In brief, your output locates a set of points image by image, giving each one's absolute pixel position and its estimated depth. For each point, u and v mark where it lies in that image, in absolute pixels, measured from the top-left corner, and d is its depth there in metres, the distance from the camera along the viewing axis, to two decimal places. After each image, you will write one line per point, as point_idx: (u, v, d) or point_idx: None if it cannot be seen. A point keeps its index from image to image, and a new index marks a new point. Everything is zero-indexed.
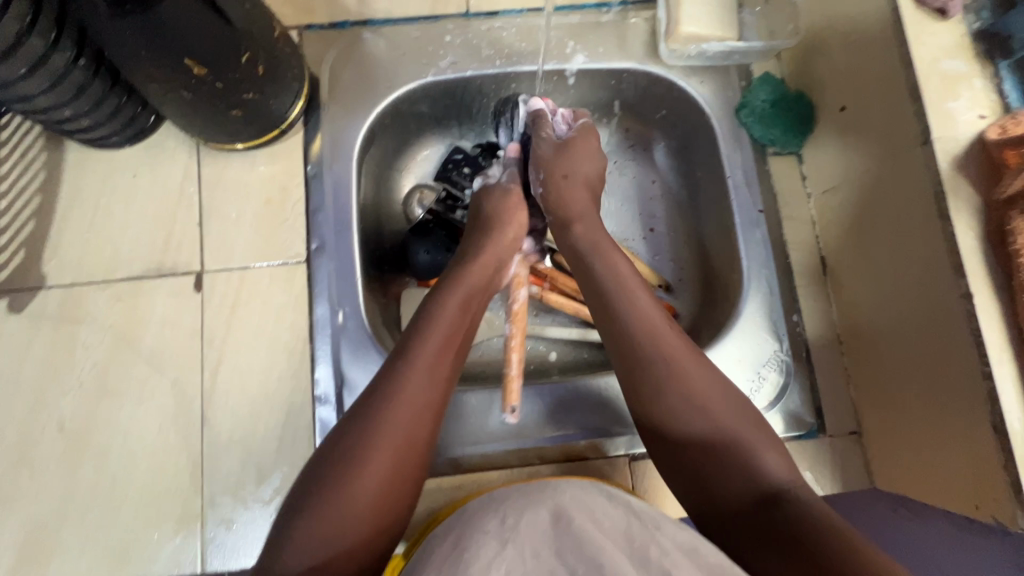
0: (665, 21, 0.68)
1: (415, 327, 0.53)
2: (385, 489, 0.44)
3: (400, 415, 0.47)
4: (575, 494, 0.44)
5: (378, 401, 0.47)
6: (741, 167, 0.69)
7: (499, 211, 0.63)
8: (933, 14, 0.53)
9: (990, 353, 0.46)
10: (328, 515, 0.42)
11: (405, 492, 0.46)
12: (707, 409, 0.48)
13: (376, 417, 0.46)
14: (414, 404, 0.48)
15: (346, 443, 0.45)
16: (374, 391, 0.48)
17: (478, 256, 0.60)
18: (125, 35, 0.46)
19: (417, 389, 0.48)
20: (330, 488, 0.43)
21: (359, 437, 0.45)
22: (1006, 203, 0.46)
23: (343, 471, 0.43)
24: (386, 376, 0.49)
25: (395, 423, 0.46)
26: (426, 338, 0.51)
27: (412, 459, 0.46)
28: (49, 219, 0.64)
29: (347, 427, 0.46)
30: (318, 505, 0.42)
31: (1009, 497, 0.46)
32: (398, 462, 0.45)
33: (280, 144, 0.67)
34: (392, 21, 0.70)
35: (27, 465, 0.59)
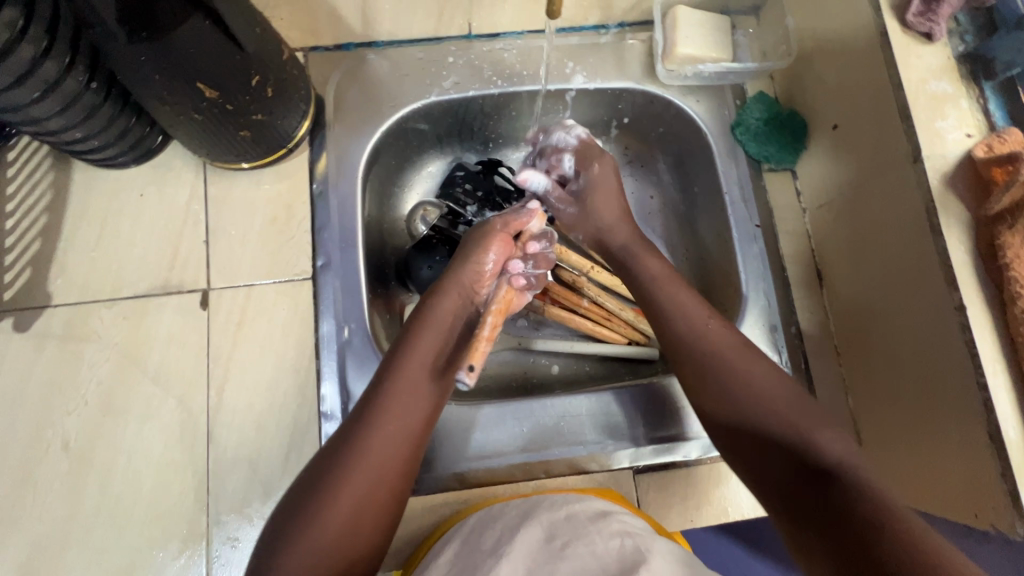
0: (661, 43, 0.70)
1: (388, 360, 0.55)
2: (347, 525, 0.46)
3: (364, 455, 0.49)
4: (571, 511, 0.53)
5: (345, 439, 0.49)
6: (737, 183, 0.71)
7: (472, 237, 0.62)
8: (920, 37, 0.56)
9: (984, 364, 0.48)
10: (298, 550, 0.45)
11: (373, 527, 0.48)
12: (728, 366, 0.54)
13: (342, 457, 0.48)
14: (377, 444, 0.49)
15: (323, 475, 0.48)
16: (345, 430, 0.50)
17: (446, 284, 0.59)
18: (139, 59, 0.47)
19: (381, 432, 0.50)
20: (298, 525, 0.46)
21: (326, 477, 0.48)
22: (994, 219, 0.49)
23: (311, 505, 0.46)
24: (361, 412, 0.51)
25: (359, 464, 0.48)
26: (397, 374, 0.53)
27: (378, 492, 0.48)
28: (56, 237, 0.64)
29: (319, 462, 0.49)
30: (294, 538, 0.45)
31: (1008, 505, 0.47)
32: (365, 493, 0.48)
33: (286, 164, 0.67)
34: (397, 42, 0.72)
35: (30, 485, 0.58)
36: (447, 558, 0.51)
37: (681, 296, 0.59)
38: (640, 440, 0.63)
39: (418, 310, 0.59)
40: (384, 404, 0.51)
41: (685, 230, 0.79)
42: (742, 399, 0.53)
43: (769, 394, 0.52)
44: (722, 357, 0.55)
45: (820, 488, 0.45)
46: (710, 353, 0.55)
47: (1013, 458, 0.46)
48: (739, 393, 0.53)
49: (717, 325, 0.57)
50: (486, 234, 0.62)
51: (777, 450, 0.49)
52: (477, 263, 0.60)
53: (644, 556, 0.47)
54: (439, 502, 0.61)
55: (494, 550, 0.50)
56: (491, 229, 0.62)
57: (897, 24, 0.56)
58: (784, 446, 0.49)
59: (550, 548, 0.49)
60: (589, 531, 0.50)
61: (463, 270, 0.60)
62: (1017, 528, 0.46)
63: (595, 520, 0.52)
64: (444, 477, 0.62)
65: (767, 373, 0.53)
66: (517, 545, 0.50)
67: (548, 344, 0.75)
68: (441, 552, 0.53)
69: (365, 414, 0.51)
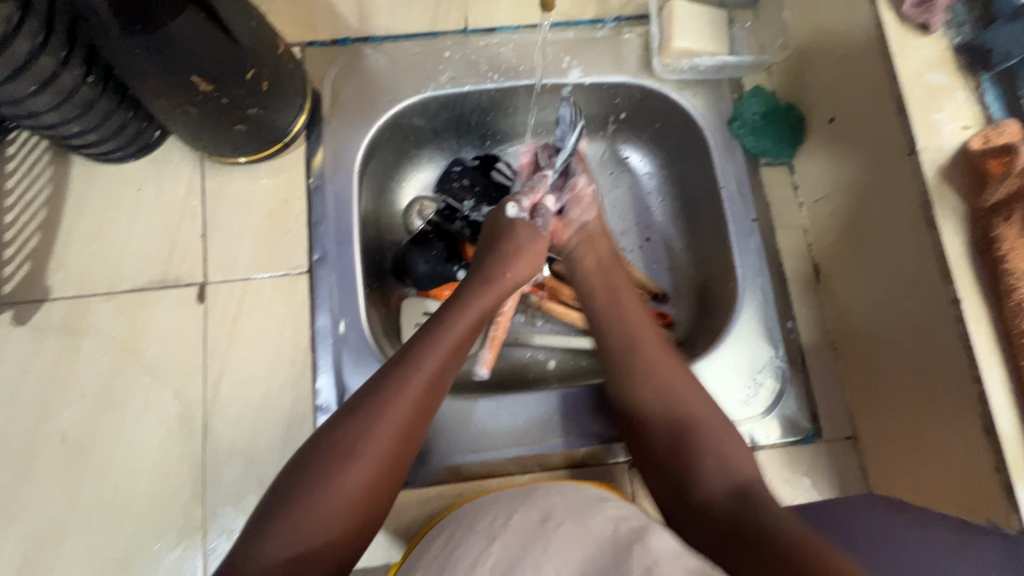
0: (658, 36, 0.70)
1: (423, 340, 0.55)
2: (362, 496, 0.47)
3: (394, 429, 0.49)
4: (565, 495, 0.53)
5: (374, 411, 0.49)
6: (734, 177, 0.71)
7: (513, 235, 0.64)
8: (916, 29, 0.55)
9: (979, 356, 0.48)
10: (311, 507, 0.45)
11: (381, 501, 0.49)
12: (634, 333, 0.63)
13: (370, 428, 0.49)
14: (408, 422, 0.50)
15: (339, 451, 0.47)
16: (374, 400, 0.50)
17: (484, 280, 0.61)
18: (134, 52, 0.47)
19: (415, 410, 0.51)
20: (309, 495, 0.46)
21: (351, 449, 0.48)
22: (990, 211, 0.48)
23: (332, 474, 0.47)
24: (395, 377, 0.52)
25: (387, 439, 0.49)
26: (434, 356, 0.54)
27: (395, 468, 0.50)
28: (54, 232, 0.65)
29: (341, 431, 0.49)
30: (308, 493, 0.46)
31: (1003, 497, 0.46)
32: (387, 467, 0.49)
33: (283, 159, 0.68)
34: (393, 38, 0.72)
35: (29, 477, 0.59)
36: (438, 543, 0.52)
37: (611, 272, 0.68)
38: None
39: (467, 288, 0.61)
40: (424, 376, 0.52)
41: (682, 225, 0.79)
42: (636, 352, 0.62)
43: (646, 352, 0.61)
44: (630, 325, 0.64)
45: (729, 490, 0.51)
46: (624, 317, 0.65)
47: (1007, 450, 0.46)
48: (629, 351, 0.62)
49: (624, 292, 0.67)
50: (529, 241, 0.65)
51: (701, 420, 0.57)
52: (513, 266, 0.63)
53: (639, 537, 0.48)
54: (434, 495, 0.61)
55: (484, 534, 0.49)
56: (534, 237, 0.65)
57: (893, 16, 0.56)
58: (686, 417, 0.57)
59: (542, 529, 0.49)
60: (586, 514, 0.50)
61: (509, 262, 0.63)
62: (1013, 520, 0.46)
63: (590, 505, 0.52)
64: (439, 470, 0.62)
65: (658, 338, 0.63)
66: (510, 527, 0.49)
67: (544, 339, 0.75)
68: (433, 539, 0.53)
69: (398, 389, 0.51)
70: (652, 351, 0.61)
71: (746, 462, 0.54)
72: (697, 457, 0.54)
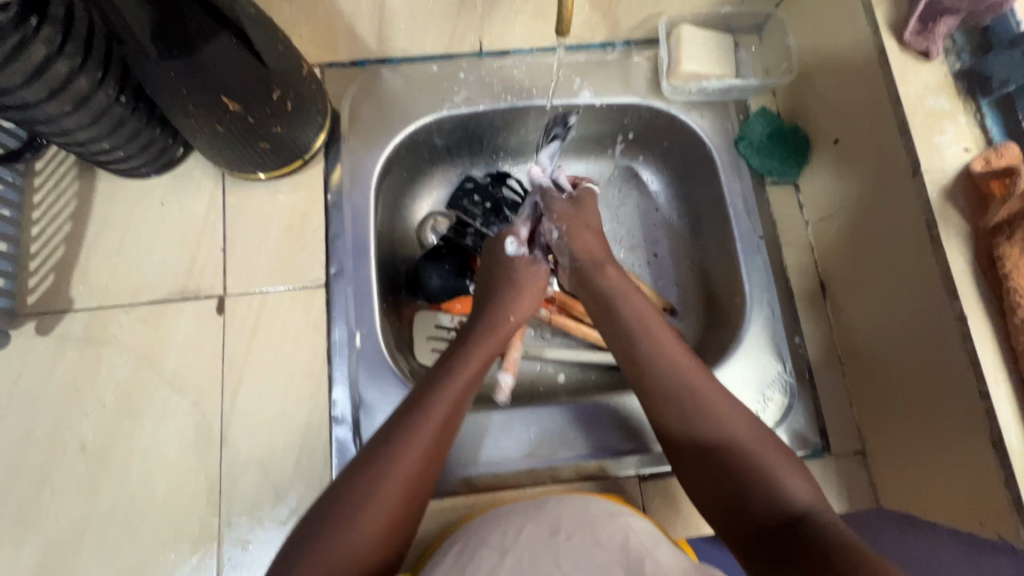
0: (666, 60, 0.72)
1: (422, 391, 0.56)
2: (372, 553, 0.46)
3: (398, 482, 0.50)
4: (574, 508, 0.54)
5: (378, 465, 0.50)
6: (741, 196, 0.72)
7: (503, 276, 0.67)
8: (917, 56, 0.58)
9: (986, 373, 0.49)
10: (306, 575, 0.44)
11: (390, 561, 0.48)
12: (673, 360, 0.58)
13: (372, 481, 0.49)
14: (411, 473, 0.50)
15: (334, 510, 0.47)
16: (376, 454, 0.51)
17: (484, 323, 0.64)
18: (169, 74, 0.50)
19: (418, 461, 0.51)
20: (315, 550, 0.45)
21: (354, 502, 0.48)
22: (993, 231, 0.50)
23: (337, 528, 0.46)
24: (394, 427, 0.53)
25: (390, 493, 0.49)
26: (432, 406, 0.54)
27: (399, 527, 0.49)
28: (79, 245, 0.67)
29: (349, 486, 0.49)
30: (307, 559, 0.45)
31: (1012, 512, 0.47)
32: (388, 524, 0.48)
33: (302, 174, 0.70)
34: (410, 59, 0.75)
35: (47, 486, 0.60)
36: (452, 556, 0.52)
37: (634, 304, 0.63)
38: (644, 448, 0.64)
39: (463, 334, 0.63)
40: (423, 420, 0.53)
41: (690, 242, 0.81)
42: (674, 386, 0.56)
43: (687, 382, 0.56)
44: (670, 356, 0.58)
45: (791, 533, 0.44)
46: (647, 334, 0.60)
47: (1015, 465, 0.47)
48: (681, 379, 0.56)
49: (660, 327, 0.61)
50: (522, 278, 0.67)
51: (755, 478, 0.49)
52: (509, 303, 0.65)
53: (648, 552, 0.48)
54: (447, 508, 0.62)
55: (498, 547, 0.50)
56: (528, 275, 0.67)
57: (895, 43, 0.58)
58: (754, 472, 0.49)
59: (554, 539, 0.50)
60: (595, 527, 0.51)
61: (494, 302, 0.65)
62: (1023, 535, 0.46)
63: (599, 517, 0.53)
64: (452, 482, 0.63)
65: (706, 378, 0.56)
66: (521, 538, 0.50)
67: (553, 353, 0.77)
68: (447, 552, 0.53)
69: (398, 443, 0.52)
70: (696, 377, 0.56)
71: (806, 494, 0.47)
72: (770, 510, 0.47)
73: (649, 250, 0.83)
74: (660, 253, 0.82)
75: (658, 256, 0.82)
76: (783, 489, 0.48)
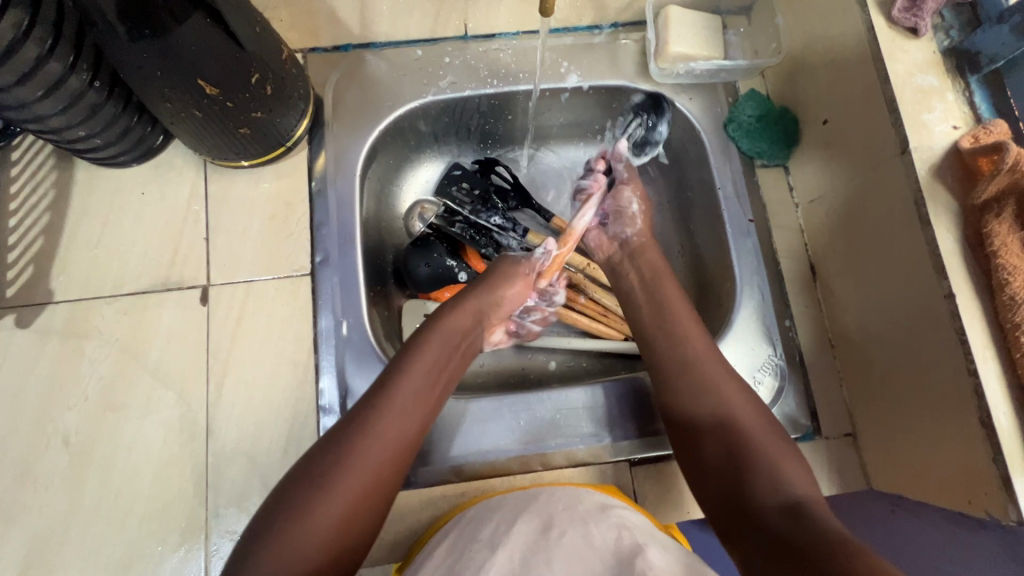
0: (654, 41, 0.71)
1: (400, 361, 0.57)
2: (346, 521, 0.47)
3: (374, 448, 0.50)
4: (566, 503, 0.54)
5: (356, 428, 0.51)
6: (731, 179, 0.72)
7: (498, 268, 0.67)
8: (905, 33, 0.57)
9: (974, 351, 0.49)
10: (286, 538, 0.45)
11: (362, 532, 0.48)
12: (700, 360, 0.59)
13: (352, 446, 0.50)
14: (388, 440, 0.52)
15: (316, 474, 0.48)
16: (355, 418, 0.52)
17: (464, 302, 0.64)
18: (142, 57, 0.49)
19: (390, 428, 0.52)
20: (293, 513, 0.46)
21: (333, 465, 0.49)
22: (981, 208, 0.50)
23: (314, 490, 0.47)
24: (371, 405, 0.53)
25: (367, 460, 0.50)
26: (409, 380, 0.55)
27: (374, 498, 0.49)
28: (58, 236, 0.65)
29: (329, 447, 0.50)
30: (286, 522, 0.46)
31: (1000, 490, 0.47)
32: (364, 496, 0.49)
33: (285, 162, 0.69)
34: (394, 44, 0.74)
35: (29, 481, 0.59)
36: (441, 549, 0.52)
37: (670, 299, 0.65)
38: (636, 433, 0.64)
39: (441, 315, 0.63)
40: (398, 395, 0.54)
41: (681, 227, 0.80)
42: (701, 383, 0.58)
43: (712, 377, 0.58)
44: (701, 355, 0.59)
45: (790, 521, 0.46)
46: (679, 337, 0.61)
47: (1004, 442, 0.47)
48: (705, 378, 0.58)
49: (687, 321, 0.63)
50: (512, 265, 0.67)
51: (765, 475, 0.51)
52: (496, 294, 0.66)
53: (639, 548, 0.48)
54: (437, 496, 0.61)
55: (488, 542, 0.50)
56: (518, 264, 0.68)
57: (883, 21, 0.57)
58: (767, 471, 0.51)
59: (544, 536, 0.50)
60: (588, 522, 0.51)
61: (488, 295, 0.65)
62: (1010, 512, 0.46)
63: (591, 512, 0.52)
64: (442, 470, 0.62)
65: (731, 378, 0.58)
66: (512, 535, 0.50)
67: (543, 340, 0.75)
68: (438, 545, 0.53)
69: (379, 409, 0.53)
70: (715, 375, 0.58)
71: (803, 484, 0.50)
72: (773, 500, 0.49)
73: None
74: (650, 239, 0.82)
75: None
76: (789, 485, 0.49)
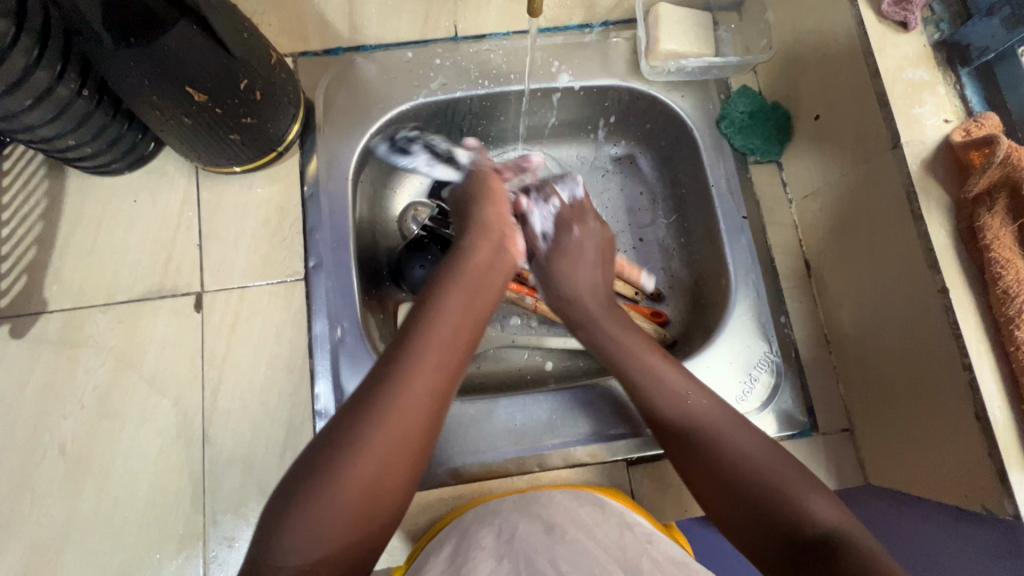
0: (644, 39, 0.71)
1: (418, 312, 0.54)
2: (380, 477, 0.46)
3: (408, 397, 0.48)
4: (568, 505, 0.54)
5: (382, 381, 0.49)
6: (724, 176, 0.71)
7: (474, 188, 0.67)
8: (895, 27, 0.57)
9: (968, 344, 0.48)
10: (322, 501, 0.44)
11: (404, 481, 0.48)
12: (665, 385, 0.57)
13: (379, 398, 0.48)
14: (422, 390, 0.49)
15: (347, 431, 0.47)
16: (382, 367, 0.50)
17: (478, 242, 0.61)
18: (129, 66, 0.49)
19: (421, 386, 0.49)
20: (323, 474, 0.45)
21: (362, 422, 0.47)
22: (973, 202, 0.49)
23: (347, 450, 0.46)
24: (394, 355, 0.50)
25: (398, 411, 0.47)
26: (435, 328, 0.53)
27: (410, 453, 0.48)
28: (51, 245, 0.65)
29: (357, 402, 0.48)
30: (316, 492, 0.45)
31: (995, 484, 0.47)
32: (400, 448, 0.47)
33: (277, 167, 0.68)
34: (384, 46, 0.73)
35: (27, 490, 0.59)
36: (440, 556, 0.51)
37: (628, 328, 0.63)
38: (634, 433, 0.64)
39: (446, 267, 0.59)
40: (425, 342, 0.51)
41: (675, 224, 0.80)
42: (671, 413, 0.55)
43: (674, 404, 0.56)
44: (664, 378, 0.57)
45: (820, 556, 0.44)
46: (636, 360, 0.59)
47: (999, 436, 0.47)
48: (676, 405, 0.55)
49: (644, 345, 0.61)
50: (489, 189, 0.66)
51: (784, 501, 0.48)
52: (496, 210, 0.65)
53: (646, 550, 0.48)
54: (435, 499, 0.61)
55: (494, 551, 0.49)
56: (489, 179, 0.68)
57: (873, 15, 0.57)
58: (785, 497, 0.48)
59: (549, 540, 0.50)
60: (592, 524, 0.51)
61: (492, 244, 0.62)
62: (1006, 507, 0.46)
63: (590, 512, 0.53)
64: (439, 473, 0.62)
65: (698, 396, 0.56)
66: (516, 542, 0.50)
67: (543, 341, 0.76)
68: (438, 550, 0.52)
69: (405, 356, 0.50)
70: (680, 399, 0.55)
71: (823, 508, 0.47)
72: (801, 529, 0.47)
73: (635, 235, 0.82)
74: (646, 237, 0.82)
75: (644, 240, 0.82)
76: (811, 512, 0.47)
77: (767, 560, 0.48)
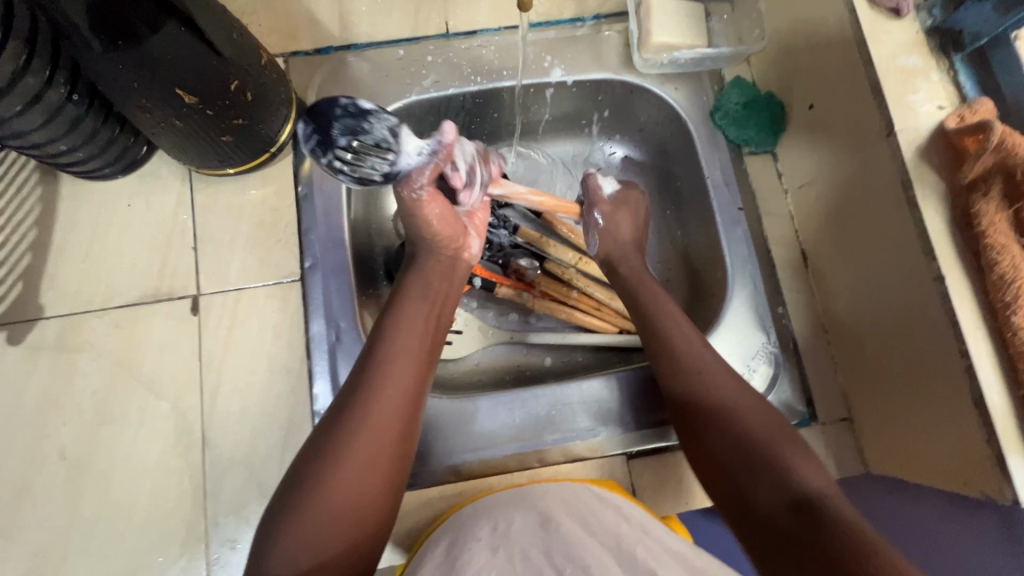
0: (637, 32, 0.71)
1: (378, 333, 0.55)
2: (357, 487, 0.47)
3: (374, 413, 0.50)
4: (563, 501, 0.54)
5: (352, 403, 0.50)
6: (720, 168, 0.71)
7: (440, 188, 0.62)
8: (888, 13, 0.57)
9: (965, 332, 0.48)
10: (302, 522, 0.45)
11: (383, 492, 0.49)
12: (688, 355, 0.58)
13: (348, 417, 0.49)
14: (385, 406, 0.50)
15: (320, 449, 0.48)
16: (350, 387, 0.52)
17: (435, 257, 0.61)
18: (118, 69, 0.48)
19: (387, 398, 0.51)
20: (303, 492, 0.46)
21: (334, 439, 0.48)
22: (968, 188, 0.49)
23: (323, 466, 0.47)
24: (360, 376, 0.52)
25: (366, 428, 0.49)
26: (393, 346, 0.54)
27: (383, 465, 0.49)
28: (46, 251, 0.65)
29: (330, 423, 0.50)
30: (298, 508, 0.46)
31: (993, 469, 0.47)
32: (374, 460, 0.49)
33: (271, 168, 0.68)
34: (376, 44, 0.73)
35: (28, 496, 0.59)
36: (438, 551, 0.51)
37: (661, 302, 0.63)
38: (633, 426, 0.64)
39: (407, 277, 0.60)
40: (384, 361, 0.53)
41: (672, 217, 0.80)
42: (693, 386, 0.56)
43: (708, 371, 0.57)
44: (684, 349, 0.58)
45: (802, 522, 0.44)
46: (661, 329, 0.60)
47: (998, 424, 0.46)
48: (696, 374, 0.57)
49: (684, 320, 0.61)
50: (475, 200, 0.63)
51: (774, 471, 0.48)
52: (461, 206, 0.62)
53: (639, 542, 0.48)
54: (436, 495, 0.62)
55: (489, 542, 0.49)
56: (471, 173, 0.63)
57: (864, 3, 0.57)
58: (773, 467, 0.48)
59: (543, 532, 0.49)
60: (587, 516, 0.51)
61: (446, 251, 0.61)
62: (1005, 491, 0.46)
63: (585, 509, 0.53)
64: (440, 470, 0.62)
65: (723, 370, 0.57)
66: (512, 535, 0.49)
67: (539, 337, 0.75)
68: (433, 550, 0.52)
69: (368, 377, 0.52)
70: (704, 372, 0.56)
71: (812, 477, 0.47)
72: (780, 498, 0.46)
73: None
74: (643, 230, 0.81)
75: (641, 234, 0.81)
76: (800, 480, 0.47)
77: (746, 531, 0.47)
